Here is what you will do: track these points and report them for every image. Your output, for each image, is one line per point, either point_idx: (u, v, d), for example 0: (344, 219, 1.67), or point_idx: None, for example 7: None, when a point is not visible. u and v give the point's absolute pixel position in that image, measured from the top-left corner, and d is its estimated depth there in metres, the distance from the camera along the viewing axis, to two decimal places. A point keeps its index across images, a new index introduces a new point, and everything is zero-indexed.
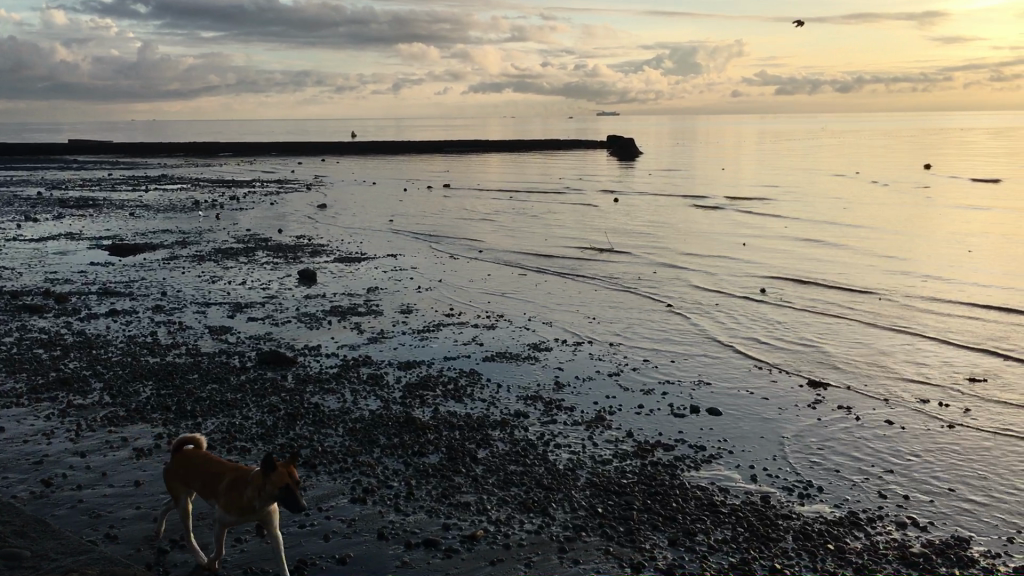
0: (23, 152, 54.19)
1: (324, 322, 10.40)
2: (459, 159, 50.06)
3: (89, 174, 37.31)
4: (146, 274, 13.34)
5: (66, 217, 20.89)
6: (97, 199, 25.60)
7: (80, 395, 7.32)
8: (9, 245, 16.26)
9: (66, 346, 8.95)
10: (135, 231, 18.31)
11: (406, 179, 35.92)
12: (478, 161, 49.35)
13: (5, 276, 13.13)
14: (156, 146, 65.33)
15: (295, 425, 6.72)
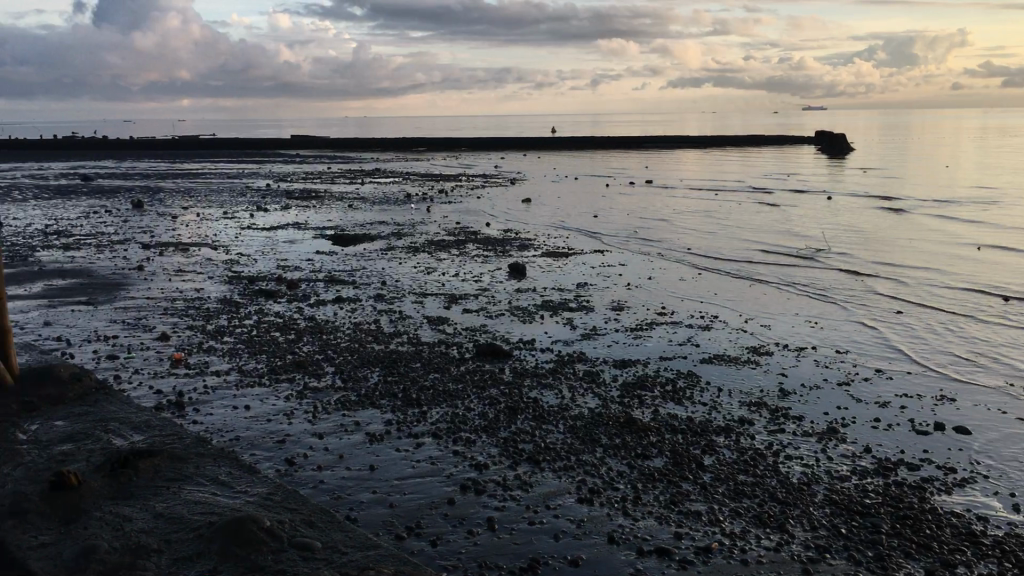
0: (252, 147, 58.35)
1: (537, 316, 10.45)
2: (659, 155, 49.60)
3: (309, 167, 39.69)
4: (366, 263, 13.94)
5: (292, 208, 22.27)
6: (318, 191, 27.18)
7: (314, 378, 7.69)
8: (243, 233, 17.48)
9: (299, 331, 9.46)
10: (353, 223, 19.23)
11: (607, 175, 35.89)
12: (678, 158, 48.75)
13: (241, 262, 14.10)
14: (369, 140, 68.45)
15: (516, 419, 6.73)
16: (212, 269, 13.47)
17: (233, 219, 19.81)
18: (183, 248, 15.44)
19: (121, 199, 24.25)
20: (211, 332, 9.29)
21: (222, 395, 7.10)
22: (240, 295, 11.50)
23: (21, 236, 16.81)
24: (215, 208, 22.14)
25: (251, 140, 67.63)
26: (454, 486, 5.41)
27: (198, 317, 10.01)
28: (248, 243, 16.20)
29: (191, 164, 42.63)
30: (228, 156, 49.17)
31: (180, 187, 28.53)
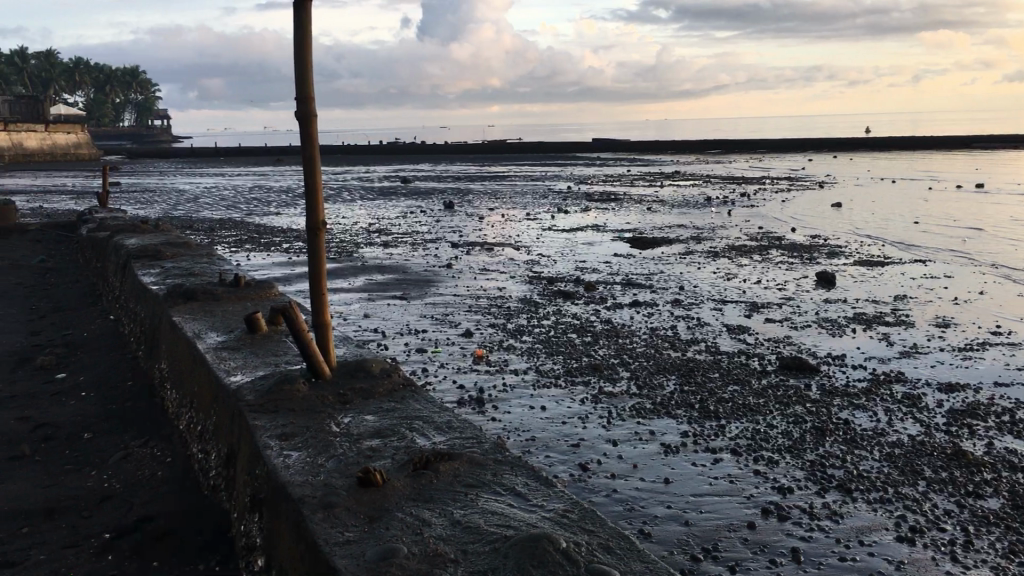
0: (556, 150, 60.19)
1: (847, 329, 9.68)
2: (992, 156, 44.94)
3: (610, 170, 40.22)
4: (664, 267, 13.74)
5: (592, 210, 22.59)
6: (619, 194, 27.41)
7: (609, 382, 7.61)
8: (545, 235, 17.96)
9: (596, 334, 9.45)
10: (652, 226, 19.11)
11: (928, 178, 33.05)
12: (1016, 159, 43.88)
13: (542, 263, 14.44)
14: (670, 142, 68.24)
15: (824, 441, 6.21)
16: (514, 269, 13.91)
17: (535, 221, 20.43)
18: (488, 248, 16.11)
19: (436, 201, 25.88)
20: (511, 331, 9.52)
21: (520, 394, 7.20)
22: (540, 295, 11.74)
23: (349, 233, 18.39)
24: (519, 210, 22.98)
25: (555, 143, 69.82)
26: (754, 509, 5.04)
27: (500, 315, 10.32)
28: (549, 244, 16.60)
29: (499, 167, 44.76)
30: (533, 160, 51.07)
31: (489, 189, 30.00)
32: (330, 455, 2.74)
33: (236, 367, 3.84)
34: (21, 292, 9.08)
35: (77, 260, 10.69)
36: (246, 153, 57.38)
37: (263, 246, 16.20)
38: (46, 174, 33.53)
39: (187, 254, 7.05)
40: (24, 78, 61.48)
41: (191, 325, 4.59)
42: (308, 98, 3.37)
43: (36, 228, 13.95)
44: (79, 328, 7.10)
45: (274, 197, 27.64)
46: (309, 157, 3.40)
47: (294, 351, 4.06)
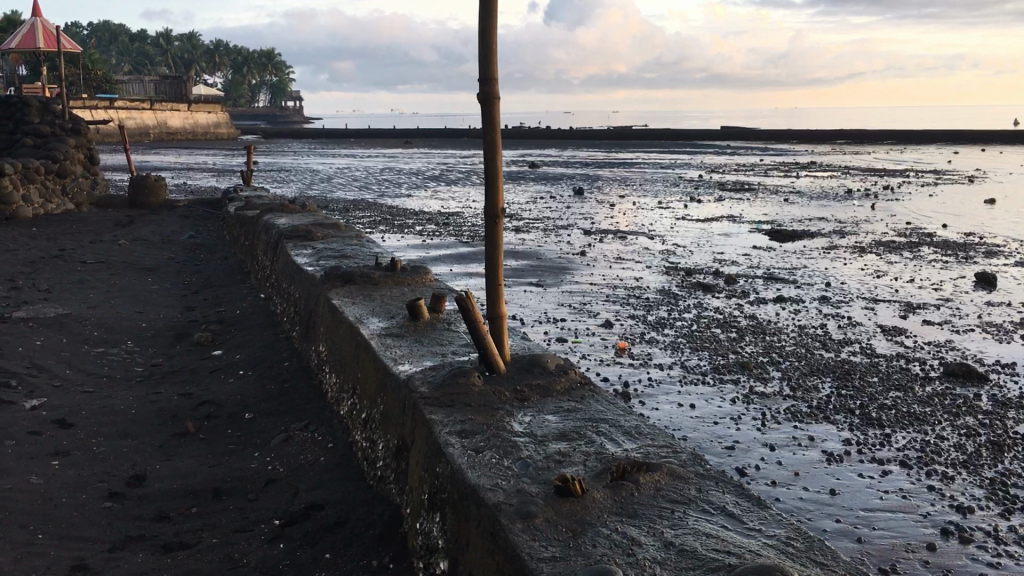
0: (683, 137, 59.12)
1: (1016, 336, 9.01)
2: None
3: (740, 159, 39.23)
4: (807, 262, 13.20)
5: (726, 201, 21.99)
6: (753, 184, 26.65)
7: (760, 381, 7.28)
8: (679, 224, 17.57)
9: (741, 330, 9.09)
10: (791, 218, 18.43)
11: None
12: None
13: (678, 254, 14.08)
14: (802, 131, 66.06)
15: (1003, 458, 5.73)
16: (649, 259, 13.60)
17: (667, 210, 20.01)
18: (621, 236, 15.84)
19: (564, 186, 25.74)
20: (652, 324, 9.27)
21: (667, 390, 6.96)
22: (678, 287, 11.41)
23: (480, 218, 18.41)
24: (650, 198, 22.57)
25: (681, 130, 68.62)
26: (933, 530, 4.67)
27: (639, 307, 10.07)
28: (683, 234, 16.23)
29: (625, 154, 44.26)
30: (659, 147, 50.31)
31: (617, 176, 29.63)
32: (517, 458, 2.58)
33: (402, 355, 3.74)
34: (174, 267, 9.37)
35: (225, 237, 10.98)
36: (376, 134, 58.54)
37: (397, 228, 16.38)
38: (189, 152, 34.94)
39: (337, 235, 7.08)
40: (170, 59, 64.30)
41: (351, 308, 4.54)
42: (494, 79, 3.16)
43: (184, 204, 14.45)
44: (232, 305, 7.22)
45: (404, 178, 28.04)
46: (490, 141, 3.19)
47: (461, 341, 3.94)
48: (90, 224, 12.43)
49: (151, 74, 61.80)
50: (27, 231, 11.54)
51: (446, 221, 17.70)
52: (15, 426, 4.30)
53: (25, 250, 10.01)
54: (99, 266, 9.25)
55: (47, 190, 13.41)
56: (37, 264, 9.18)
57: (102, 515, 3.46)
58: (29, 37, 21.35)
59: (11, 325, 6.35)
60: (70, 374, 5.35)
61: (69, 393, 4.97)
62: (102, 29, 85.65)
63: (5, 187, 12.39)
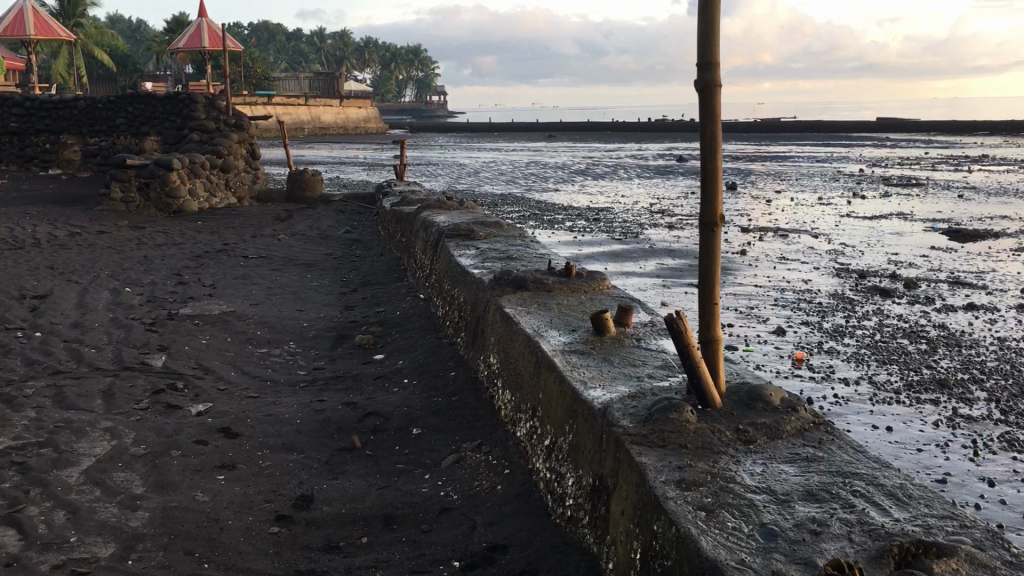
0: (838, 129, 56.62)
1: None
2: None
3: (902, 153, 37.17)
4: (997, 265, 12.11)
5: (894, 197, 20.68)
6: (920, 179, 25.09)
7: (964, 403, 6.52)
8: (845, 222, 16.59)
9: (932, 342, 8.27)
10: (970, 216, 17.10)
11: None
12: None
13: (847, 254, 13.18)
14: (968, 122, 62.22)
15: None
16: (816, 259, 12.78)
17: (830, 206, 18.95)
18: (783, 234, 15.05)
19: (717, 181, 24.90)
20: (830, 332, 8.57)
21: (857, 408, 6.34)
22: (853, 291, 10.60)
23: (632, 214, 17.92)
24: (810, 194, 21.48)
25: (836, 122, 65.79)
26: None
27: (812, 313, 9.37)
28: (851, 233, 15.28)
29: (777, 146, 42.76)
30: (812, 140, 48.28)
31: (771, 170, 28.49)
32: (760, 523, 2.12)
33: (592, 378, 3.31)
34: (331, 264, 9.32)
35: (380, 233, 10.90)
36: (519, 128, 58.71)
37: (548, 224, 16.07)
38: (340, 146, 35.85)
39: (499, 234, 6.75)
40: (322, 57, 66.48)
41: (527, 320, 4.16)
42: (716, 63, 2.70)
43: (339, 198, 14.55)
44: (391, 305, 7.02)
45: (550, 172, 27.79)
46: (709, 137, 2.72)
47: (656, 362, 3.47)
48: (249, 218, 12.66)
49: (304, 71, 64.01)
50: (192, 225, 11.85)
51: (596, 216, 17.29)
52: (180, 435, 4.17)
53: (190, 244, 10.22)
54: (259, 261, 9.31)
55: (211, 184, 13.72)
56: (201, 258, 9.31)
57: (270, 543, 3.20)
58: (195, 36, 22.23)
59: (177, 323, 6.35)
60: (234, 376, 5.24)
61: (232, 397, 4.82)
62: (261, 28, 89.37)
63: (173, 181, 12.72)
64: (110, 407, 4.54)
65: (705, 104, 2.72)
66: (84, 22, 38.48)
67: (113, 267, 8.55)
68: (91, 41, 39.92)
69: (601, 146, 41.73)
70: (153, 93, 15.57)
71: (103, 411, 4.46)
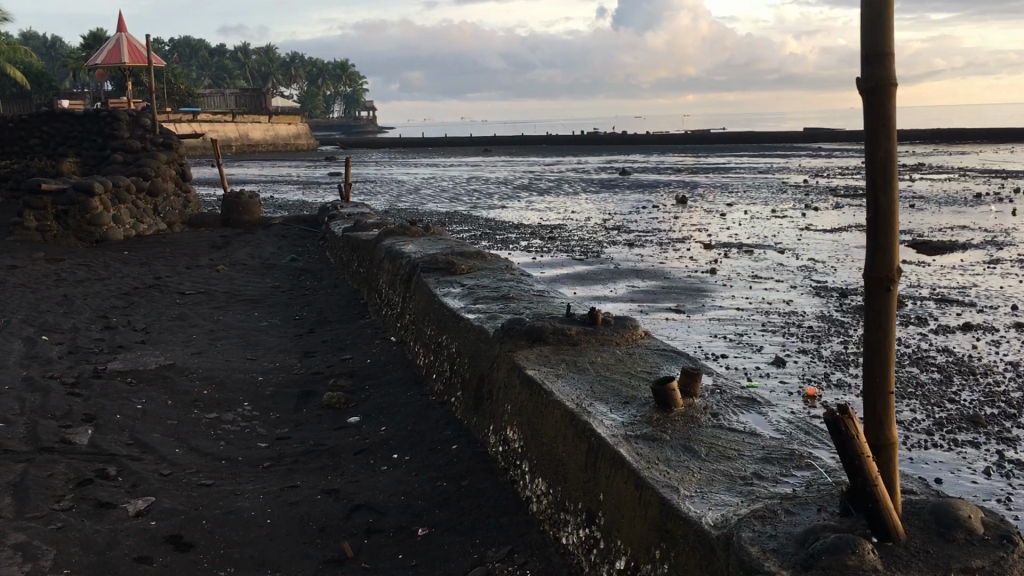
0: (771, 139, 57.21)
1: None
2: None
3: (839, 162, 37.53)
4: (977, 279, 11.69)
5: (846, 208, 20.46)
6: (866, 189, 25.08)
7: (1005, 443, 5.86)
8: (807, 236, 16.20)
9: (942, 368, 7.65)
10: (928, 227, 16.84)
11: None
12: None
13: (820, 271, 12.66)
14: (892, 129, 63.80)
15: None
16: (791, 278, 12.21)
17: (786, 219, 18.59)
18: (748, 251, 14.54)
19: (665, 194, 24.50)
20: (833, 361, 7.91)
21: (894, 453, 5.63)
22: (840, 312, 10.03)
23: (587, 231, 17.26)
24: (762, 206, 21.13)
25: (768, 132, 66.68)
26: None
27: (807, 338, 8.71)
28: (817, 247, 14.85)
29: (714, 158, 42.90)
30: (747, 150, 48.74)
31: (717, 182, 28.28)
32: None
33: (681, 481, 2.47)
34: (280, 298, 8.37)
35: (331, 260, 9.99)
36: (453, 143, 58.04)
37: (502, 244, 15.30)
38: (273, 164, 34.63)
39: (483, 267, 5.91)
40: (251, 73, 65.00)
41: (561, 388, 3.31)
42: (892, 51, 1.87)
43: (280, 221, 13.52)
44: (356, 351, 6.12)
45: (494, 188, 27.14)
46: (882, 161, 1.90)
47: (755, 451, 2.65)
48: (183, 246, 11.60)
49: (231, 87, 62.39)
50: (118, 256, 10.73)
51: (551, 235, 16.58)
52: (115, 551, 3.22)
53: (117, 278, 9.14)
54: (198, 297, 8.29)
55: (138, 209, 12.59)
56: (130, 295, 8.27)
57: None
58: (116, 52, 20.81)
59: (108, 382, 5.35)
60: (180, 457, 4.27)
61: (180, 487, 3.87)
62: (183, 45, 87.16)
63: (95, 208, 11.63)
64: (21, 509, 3.55)
65: (876, 112, 1.89)
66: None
67: (28, 310, 7.45)
68: (5, 59, 37.93)
69: (540, 160, 41.31)
70: (71, 111, 14.33)
71: (12, 517, 3.47)
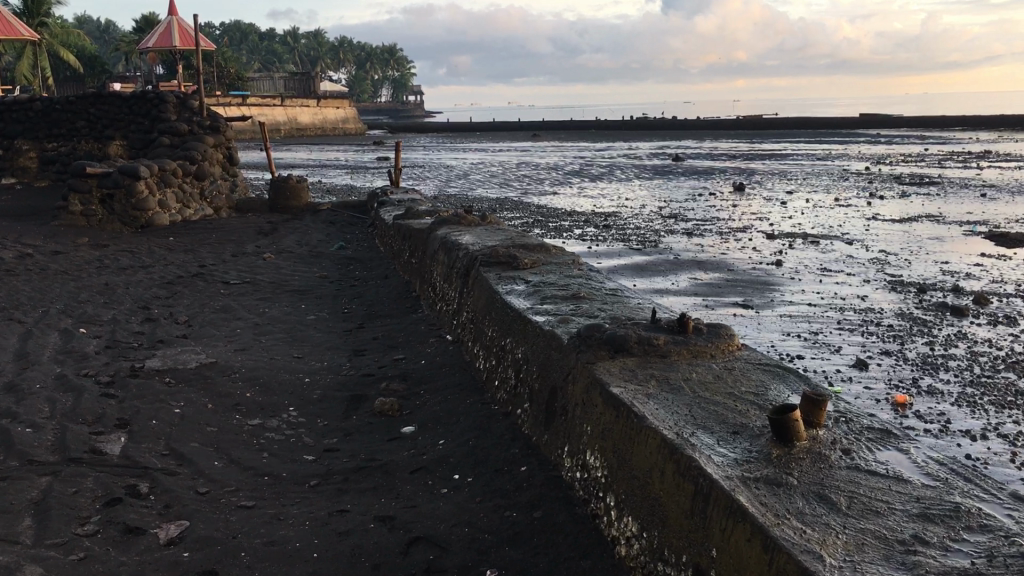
0: (826, 125, 55.90)
1: None
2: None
3: (899, 149, 36.43)
4: None
5: (912, 196, 19.67)
6: (933, 177, 24.14)
7: None
8: (875, 226, 15.49)
9: None
10: (1003, 218, 16.02)
11: None
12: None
13: (893, 264, 12.00)
14: (953, 115, 62.01)
15: None
16: (862, 271, 11.57)
17: (851, 208, 17.86)
18: (813, 241, 13.91)
19: (720, 181, 23.83)
20: (919, 364, 7.33)
21: (1003, 471, 5.07)
22: (920, 309, 9.40)
23: (642, 218, 16.70)
24: (824, 194, 20.37)
25: (823, 118, 65.24)
26: None
27: (888, 338, 8.13)
28: (887, 238, 14.16)
29: (768, 144, 41.90)
30: (803, 136, 47.66)
31: (775, 169, 27.46)
32: None
33: (822, 544, 1.98)
34: (328, 289, 8.00)
35: (381, 248, 9.61)
36: (502, 127, 57.56)
37: (556, 232, 14.84)
38: (321, 148, 34.45)
39: (547, 261, 5.46)
40: (300, 56, 64.99)
41: (655, 412, 2.83)
42: None
43: (328, 207, 13.19)
44: (409, 349, 5.70)
45: (544, 173, 26.66)
46: None
47: (909, 504, 2.16)
48: (230, 232, 11.30)
49: (280, 71, 62.42)
50: (164, 242, 10.44)
51: (606, 222, 16.07)
52: None
53: (161, 266, 8.83)
54: (243, 287, 7.95)
55: (184, 194, 12.31)
56: (174, 285, 7.95)
57: None
58: (166, 35, 20.61)
59: (145, 383, 4.98)
60: (219, 472, 3.88)
61: (217, 509, 3.47)
62: (234, 29, 87.69)
63: (141, 192, 11.34)
64: (40, 535, 3.16)
65: None
66: (53, 23, 36.74)
67: (68, 299, 7.15)
68: (59, 42, 38.06)
69: (591, 146, 40.67)
70: (119, 94, 14.10)
71: (29, 544, 3.08)
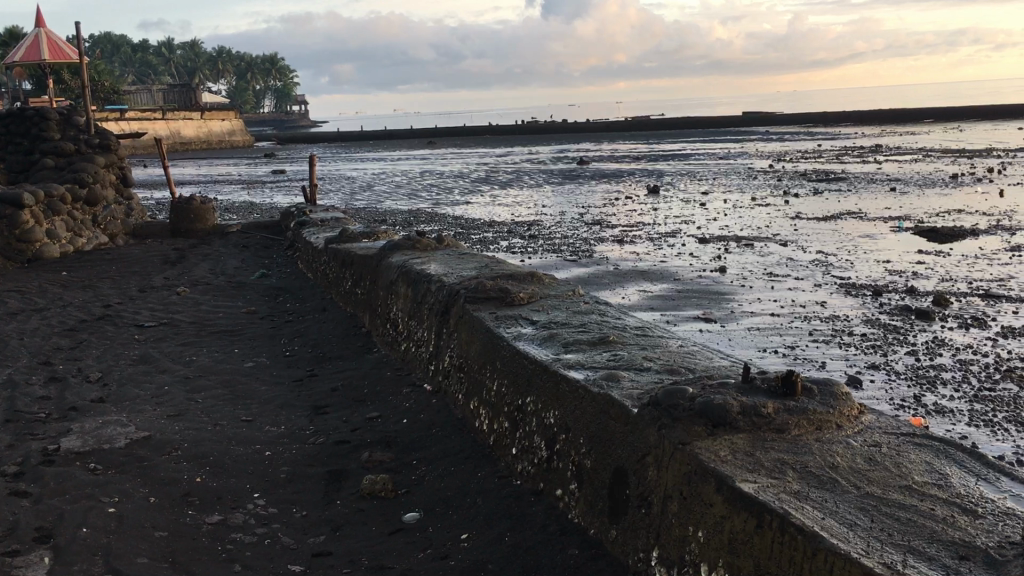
0: (716, 124, 56.73)
1: None
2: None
3: (794, 145, 36.97)
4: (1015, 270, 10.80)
5: (827, 193, 19.64)
6: (838, 172, 24.36)
7: None
8: (802, 225, 15.27)
9: None
10: (925, 212, 16.01)
11: None
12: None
13: (837, 265, 11.68)
14: (834, 112, 64.06)
15: None
16: (809, 274, 11.18)
17: (771, 208, 17.65)
18: (748, 243, 13.54)
19: (632, 184, 23.47)
20: (914, 379, 6.83)
21: None
22: (885, 314, 9.00)
23: (565, 227, 16.06)
24: (740, 194, 20.18)
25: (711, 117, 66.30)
26: None
27: (869, 350, 7.65)
28: (820, 237, 13.92)
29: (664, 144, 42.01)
30: (696, 136, 48.14)
31: (682, 170, 27.29)
32: None
33: None
34: (261, 327, 7.03)
35: (309, 274, 8.65)
36: (395, 134, 56.32)
37: (482, 244, 14.05)
38: (210, 162, 32.67)
39: (543, 293, 4.69)
40: (177, 67, 62.12)
41: (828, 524, 2.08)
42: None
43: (237, 228, 12.09)
44: (382, 404, 4.85)
45: (450, 181, 25.83)
46: None
47: None
48: (131, 262, 10.12)
49: (157, 84, 59.40)
50: (56, 278, 9.21)
51: (530, 232, 15.35)
52: None
53: (58, 309, 7.67)
54: (160, 330, 6.89)
55: (74, 222, 11.03)
56: (77, 332, 6.83)
57: None
58: (34, 48, 18.78)
59: (66, 471, 3.98)
60: None
61: None
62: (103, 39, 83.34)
63: (25, 222, 10.07)
64: None
65: None
66: None
67: None
68: None
69: (491, 151, 39.94)
70: None
71: None
